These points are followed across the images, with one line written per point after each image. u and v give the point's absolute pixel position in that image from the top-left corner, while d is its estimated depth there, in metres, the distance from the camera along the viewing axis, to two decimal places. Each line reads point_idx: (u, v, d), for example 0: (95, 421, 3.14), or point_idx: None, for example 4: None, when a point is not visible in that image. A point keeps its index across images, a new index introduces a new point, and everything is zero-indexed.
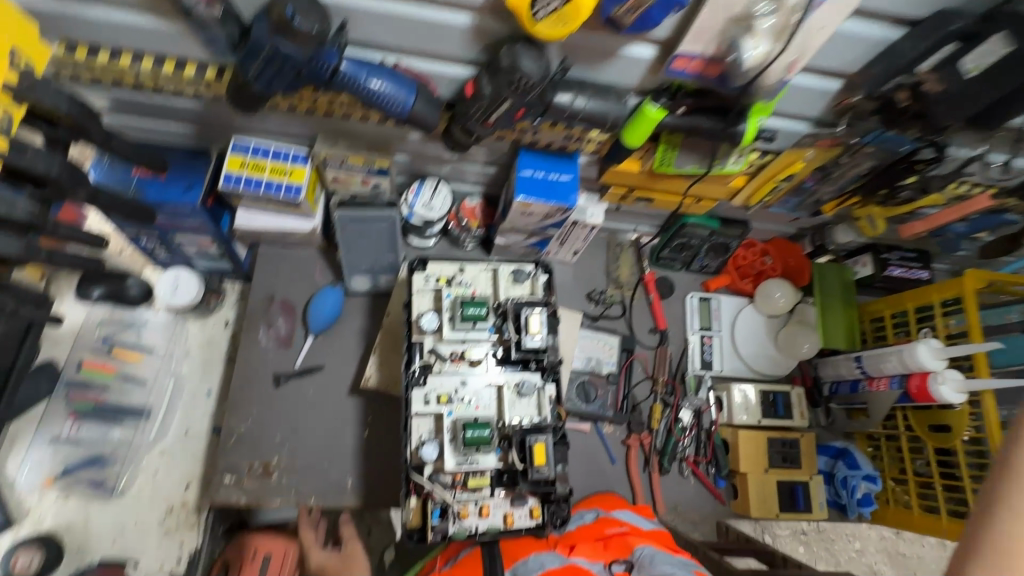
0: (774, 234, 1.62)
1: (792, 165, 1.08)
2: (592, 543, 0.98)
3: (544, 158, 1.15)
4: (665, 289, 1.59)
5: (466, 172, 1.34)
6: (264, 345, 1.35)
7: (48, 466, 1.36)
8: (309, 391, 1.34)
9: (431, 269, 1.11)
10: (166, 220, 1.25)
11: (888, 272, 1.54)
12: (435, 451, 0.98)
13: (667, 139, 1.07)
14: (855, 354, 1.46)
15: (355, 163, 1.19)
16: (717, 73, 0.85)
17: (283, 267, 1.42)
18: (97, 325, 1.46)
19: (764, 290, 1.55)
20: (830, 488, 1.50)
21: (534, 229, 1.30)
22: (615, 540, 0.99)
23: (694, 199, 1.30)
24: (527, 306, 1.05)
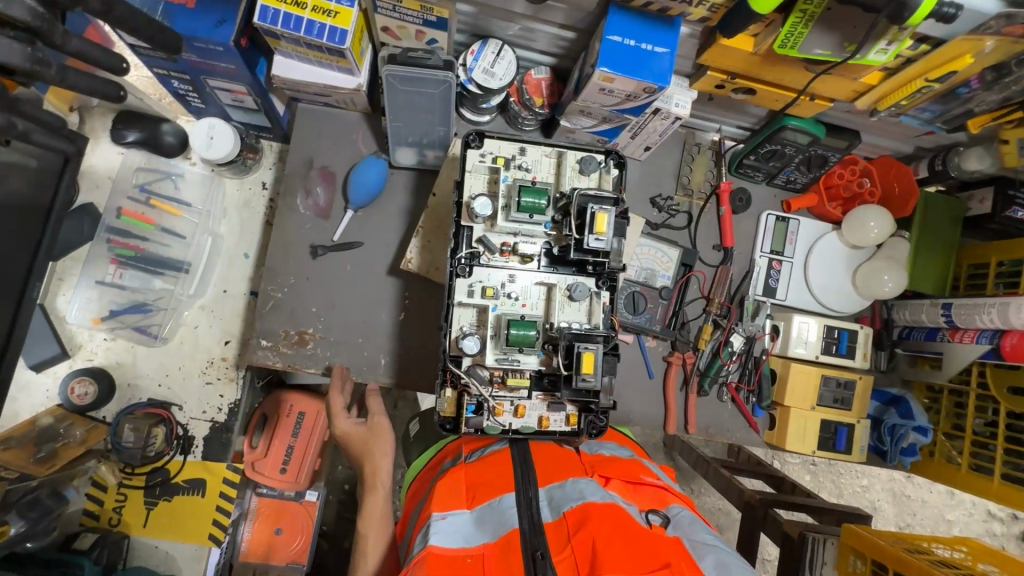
0: (881, 153, 1.38)
1: (959, 60, 0.87)
2: (628, 480, 0.86)
3: (638, 23, 0.94)
4: (739, 202, 1.41)
5: (538, 35, 1.13)
6: (302, 213, 1.28)
7: (95, 307, 1.38)
8: (346, 267, 1.29)
9: (488, 147, 0.98)
10: (198, 60, 1.12)
11: (1009, 213, 1.32)
12: (476, 345, 0.92)
13: (802, 9, 0.84)
14: (944, 301, 1.30)
15: (410, 8, 1.01)
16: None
17: (323, 129, 1.30)
18: (134, 172, 1.41)
19: (857, 217, 1.35)
20: (874, 433, 1.42)
21: (608, 113, 1.12)
22: (650, 487, 0.86)
23: (807, 95, 1.07)
24: (594, 202, 0.92)
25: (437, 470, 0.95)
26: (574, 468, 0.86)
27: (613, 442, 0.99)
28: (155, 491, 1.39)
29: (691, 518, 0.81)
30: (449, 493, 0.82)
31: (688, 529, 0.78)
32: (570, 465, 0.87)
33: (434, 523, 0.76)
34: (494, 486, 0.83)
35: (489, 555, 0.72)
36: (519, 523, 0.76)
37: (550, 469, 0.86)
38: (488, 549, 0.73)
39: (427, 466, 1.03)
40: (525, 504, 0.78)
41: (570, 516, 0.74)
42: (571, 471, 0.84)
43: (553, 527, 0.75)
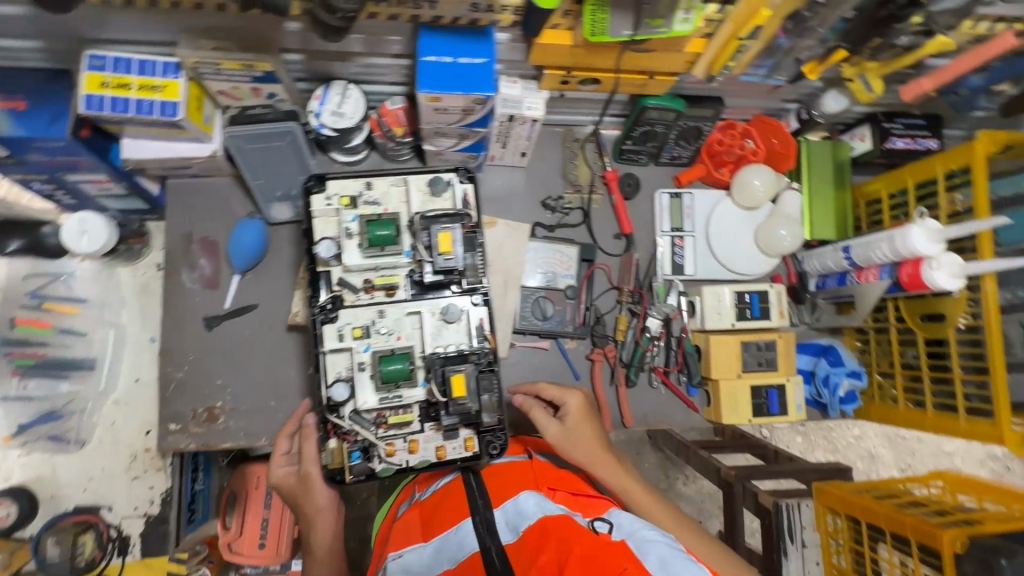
0: (756, 113, 1.39)
1: (754, 17, 0.88)
2: (570, 490, 0.82)
3: (452, 39, 0.94)
4: (629, 188, 1.41)
5: (379, 68, 1.13)
6: (189, 288, 1.26)
7: (4, 424, 1.35)
8: (244, 332, 1.26)
9: (332, 188, 0.96)
10: (45, 159, 1.10)
11: (889, 145, 1.33)
12: (348, 390, 0.91)
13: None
14: (843, 245, 1.30)
15: (232, 69, 0.99)
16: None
17: (198, 201, 1.29)
18: (22, 280, 1.38)
19: (741, 179, 1.36)
20: (811, 387, 1.41)
21: (461, 130, 1.12)
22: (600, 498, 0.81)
23: (644, 75, 1.09)
24: (437, 223, 0.92)
25: (396, 515, 0.93)
26: (524, 484, 0.83)
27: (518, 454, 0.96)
28: None
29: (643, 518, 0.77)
30: (408, 535, 0.82)
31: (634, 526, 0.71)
32: (520, 482, 0.83)
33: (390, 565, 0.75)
34: (451, 517, 0.79)
35: None
36: (478, 547, 0.70)
37: (504, 492, 0.82)
38: None
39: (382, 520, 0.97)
40: (482, 529, 0.73)
41: (529, 534, 0.69)
42: (520, 487, 0.81)
43: (514, 549, 0.69)
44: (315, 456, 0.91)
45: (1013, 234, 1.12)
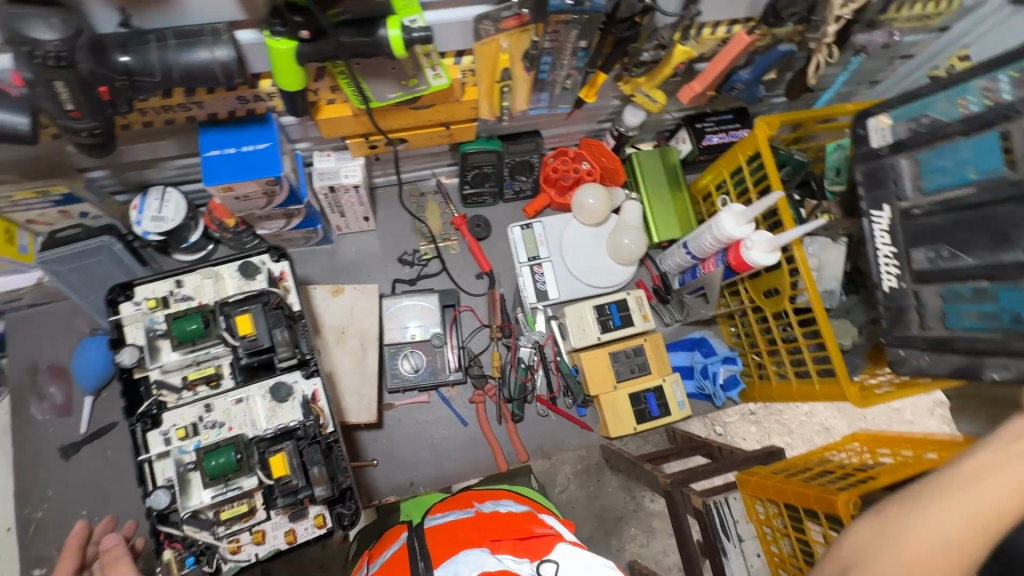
0: (581, 137, 1.46)
1: (497, 60, 0.94)
2: (517, 535, 0.90)
3: (231, 131, 0.98)
4: (480, 229, 1.46)
5: (191, 167, 1.16)
6: (41, 420, 1.22)
7: None
8: (106, 453, 1.21)
9: (140, 293, 0.96)
10: None
11: (705, 143, 1.41)
12: (171, 496, 0.86)
13: (337, 71, 0.89)
14: (683, 241, 1.37)
15: (28, 198, 1.02)
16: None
17: (40, 330, 1.26)
18: None
19: (579, 200, 1.41)
20: (695, 380, 1.46)
21: (281, 211, 1.16)
22: (538, 537, 0.90)
23: (442, 126, 1.15)
24: (239, 306, 0.93)
25: None
26: (470, 540, 0.89)
27: (459, 506, 1.03)
28: None
29: (580, 547, 0.89)
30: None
31: (579, 559, 0.84)
32: (465, 538, 0.90)
33: None
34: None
35: None
36: None
37: (444, 547, 0.88)
38: None
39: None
40: None
41: None
42: (463, 545, 0.87)
43: None
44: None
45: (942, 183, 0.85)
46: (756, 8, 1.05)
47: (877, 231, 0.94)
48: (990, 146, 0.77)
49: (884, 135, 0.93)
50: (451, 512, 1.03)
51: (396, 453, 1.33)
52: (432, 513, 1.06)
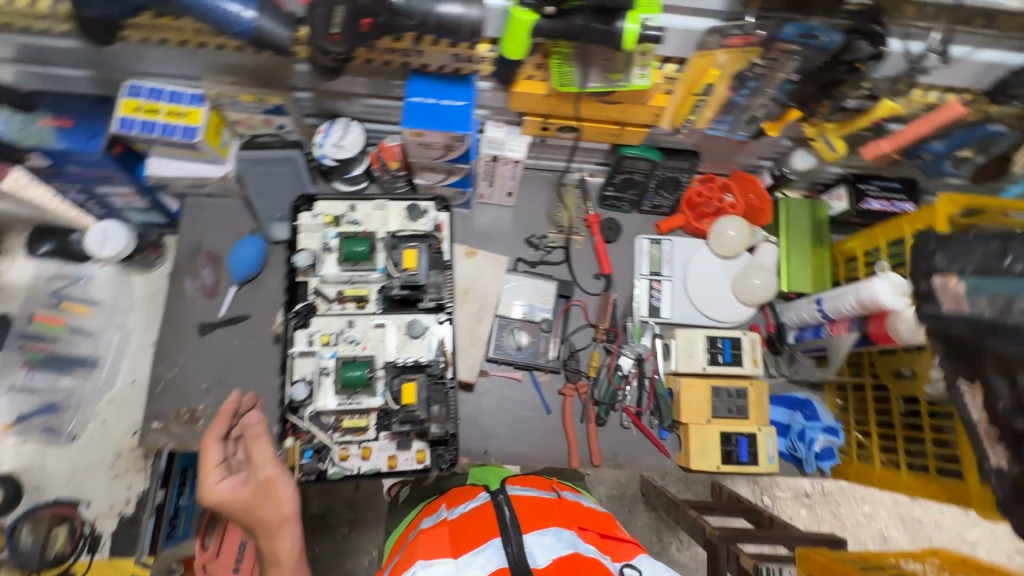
0: (735, 169, 1.44)
1: (706, 74, 0.96)
2: (599, 532, 0.97)
3: (437, 84, 1.06)
4: (611, 232, 1.48)
5: (379, 107, 1.25)
6: (190, 295, 1.37)
7: (6, 413, 1.43)
8: (233, 340, 1.34)
9: (319, 207, 1.05)
10: (81, 171, 1.26)
11: (864, 206, 1.36)
12: (307, 391, 0.96)
13: (557, 52, 0.96)
14: (817, 297, 1.33)
15: (247, 101, 1.14)
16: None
17: (208, 217, 1.41)
18: (47, 281, 1.50)
19: (716, 229, 1.41)
20: (788, 440, 1.41)
21: (447, 166, 1.24)
22: (620, 541, 0.96)
23: (617, 125, 1.19)
24: (405, 241, 1.00)
25: (415, 530, 1.04)
26: (558, 521, 0.95)
27: (540, 485, 1.09)
28: None
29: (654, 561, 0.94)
30: (435, 546, 0.92)
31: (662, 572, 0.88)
32: (553, 517, 0.96)
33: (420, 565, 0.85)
34: (482, 533, 0.92)
35: None
36: (507, 562, 0.84)
37: (533, 518, 0.95)
38: None
39: (405, 528, 1.09)
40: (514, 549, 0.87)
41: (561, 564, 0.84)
42: (553, 522, 0.94)
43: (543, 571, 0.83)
44: (272, 458, 0.87)
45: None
46: (981, 82, 1.00)
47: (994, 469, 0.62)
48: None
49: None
50: (531, 488, 1.08)
51: (476, 419, 1.38)
52: (511, 484, 1.11)
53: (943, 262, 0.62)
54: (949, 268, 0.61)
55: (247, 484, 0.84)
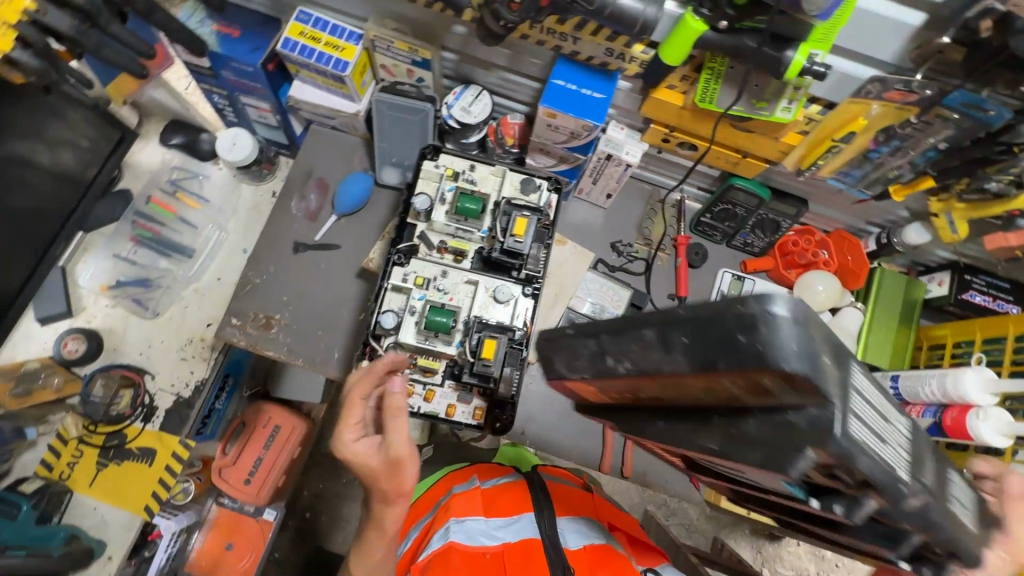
0: (837, 228, 1.43)
1: (853, 121, 0.96)
2: (624, 533, 1.03)
3: (582, 73, 1.11)
4: (696, 257, 1.48)
5: (512, 83, 1.30)
6: (294, 214, 1.45)
7: (106, 276, 1.57)
8: (320, 265, 1.42)
9: (443, 159, 1.12)
10: (233, 78, 1.37)
11: (964, 296, 1.32)
12: (394, 321, 1.01)
13: (710, 66, 0.97)
14: (893, 374, 1.31)
15: (400, 48, 1.21)
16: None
17: (326, 147, 1.50)
18: (170, 170, 1.64)
19: (805, 282, 1.37)
20: None
21: (563, 152, 1.28)
22: (646, 548, 1.01)
23: (739, 153, 1.19)
24: (518, 209, 1.05)
25: (446, 488, 1.04)
26: (585, 511, 1.02)
27: (565, 475, 1.16)
28: (108, 453, 1.44)
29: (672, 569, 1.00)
30: (469, 506, 0.95)
31: None
32: (581, 506, 1.03)
33: (454, 523, 0.91)
34: (516, 505, 0.97)
35: (507, 554, 0.87)
36: (540, 535, 0.91)
37: (566, 503, 1.02)
38: (507, 548, 0.88)
39: (432, 485, 1.09)
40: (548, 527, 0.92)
41: (589, 551, 0.91)
42: (582, 511, 1.01)
43: (574, 553, 0.90)
44: (408, 438, 0.85)
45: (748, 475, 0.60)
46: None
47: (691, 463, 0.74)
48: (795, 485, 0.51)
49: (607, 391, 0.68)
50: (559, 476, 1.15)
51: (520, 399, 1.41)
52: (543, 469, 1.17)
53: (564, 370, 0.68)
54: (572, 375, 0.66)
55: (379, 452, 0.86)
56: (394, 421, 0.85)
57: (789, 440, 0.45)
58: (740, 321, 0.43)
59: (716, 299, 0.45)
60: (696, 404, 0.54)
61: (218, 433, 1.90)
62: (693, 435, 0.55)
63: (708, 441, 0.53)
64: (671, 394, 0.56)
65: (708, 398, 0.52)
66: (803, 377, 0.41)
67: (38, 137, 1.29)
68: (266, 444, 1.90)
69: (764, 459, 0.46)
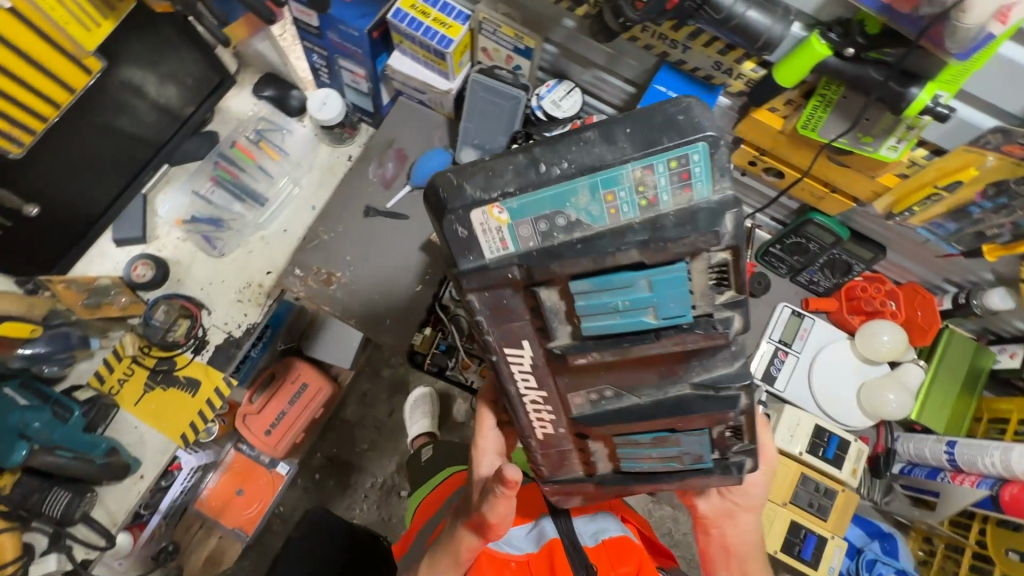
0: (910, 280, 1.38)
1: (962, 170, 0.94)
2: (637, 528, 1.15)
3: (685, 83, 1.10)
4: (757, 286, 1.41)
5: (606, 84, 1.31)
6: (370, 179, 1.48)
7: (182, 210, 1.63)
8: (387, 232, 1.45)
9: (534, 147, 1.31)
10: (337, 40, 1.41)
11: None
12: None
13: (821, 94, 0.94)
14: (950, 439, 1.26)
15: (506, 34, 1.24)
16: (909, 10, 0.73)
17: (410, 120, 1.53)
18: (257, 120, 1.69)
19: (868, 331, 1.34)
20: (851, 562, 1.35)
21: None
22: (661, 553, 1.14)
23: (826, 187, 1.17)
24: None
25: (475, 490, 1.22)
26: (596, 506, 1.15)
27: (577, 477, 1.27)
28: (156, 377, 1.50)
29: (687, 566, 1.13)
30: None
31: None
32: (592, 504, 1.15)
33: None
34: (531, 508, 1.12)
35: (532, 559, 1.03)
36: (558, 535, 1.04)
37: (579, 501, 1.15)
38: (530, 556, 1.04)
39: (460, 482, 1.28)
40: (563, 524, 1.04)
41: (606, 544, 1.02)
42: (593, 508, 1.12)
43: (593, 550, 1.02)
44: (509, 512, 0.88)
45: (609, 322, 0.68)
46: None
47: (518, 370, 0.80)
48: (679, 277, 0.64)
49: (502, 239, 0.68)
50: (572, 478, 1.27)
51: None
52: None
53: (481, 194, 0.67)
54: (491, 196, 0.66)
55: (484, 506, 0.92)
56: (505, 498, 0.86)
57: (704, 211, 0.62)
58: (678, 110, 0.61)
59: (657, 103, 0.62)
60: (612, 223, 0.64)
61: (247, 380, 1.90)
62: (598, 242, 0.64)
63: (625, 250, 0.63)
64: (593, 212, 0.64)
65: (629, 211, 0.63)
66: (721, 144, 0.61)
67: (153, 67, 1.36)
68: (292, 399, 1.93)
69: (694, 227, 0.61)
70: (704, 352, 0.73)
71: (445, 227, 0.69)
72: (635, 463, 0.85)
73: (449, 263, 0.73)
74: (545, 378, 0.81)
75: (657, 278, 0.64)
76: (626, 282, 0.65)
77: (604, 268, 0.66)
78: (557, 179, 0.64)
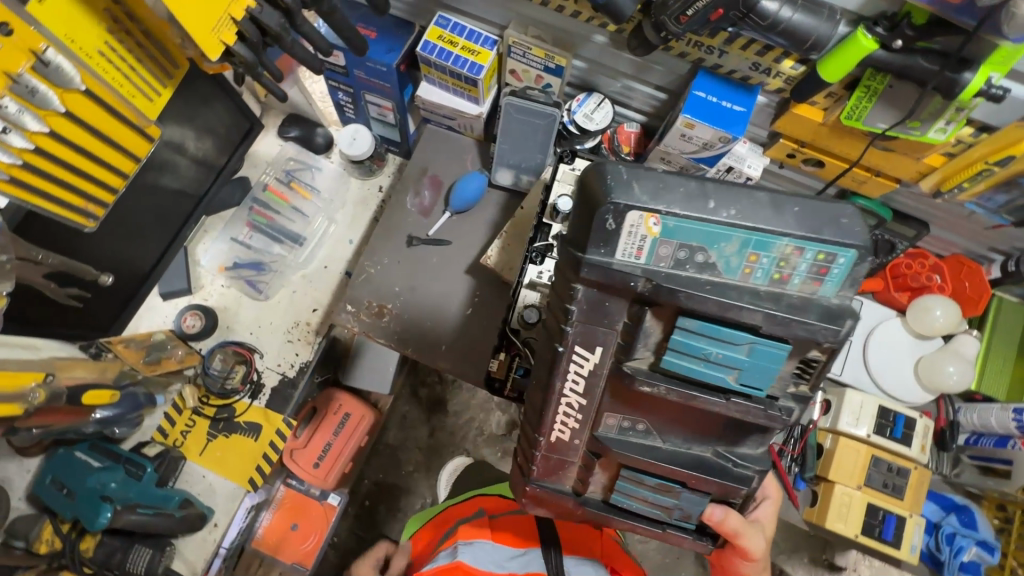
0: (954, 252, 1.39)
1: (1011, 144, 0.96)
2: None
3: (721, 86, 1.12)
4: None
5: (635, 92, 1.33)
6: (409, 209, 1.50)
7: (223, 257, 1.65)
8: (431, 259, 1.47)
9: (577, 163, 1.32)
10: (364, 77, 1.43)
11: None
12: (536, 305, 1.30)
13: (866, 84, 0.96)
14: (1016, 406, 1.28)
15: (537, 55, 1.26)
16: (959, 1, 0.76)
17: (441, 148, 1.55)
18: (286, 160, 1.71)
19: (921, 307, 1.35)
20: (930, 539, 1.39)
21: (687, 162, 1.30)
22: None
23: (870, 173, 1.18)
24: None
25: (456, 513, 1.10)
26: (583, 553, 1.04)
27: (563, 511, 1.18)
28: (218, 425, 1.52)
29: None
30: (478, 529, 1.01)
31: None
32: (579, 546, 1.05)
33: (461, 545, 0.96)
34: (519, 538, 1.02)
35: None
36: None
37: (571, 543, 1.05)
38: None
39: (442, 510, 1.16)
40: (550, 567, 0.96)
41: None
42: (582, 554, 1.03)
43: None
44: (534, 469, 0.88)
45: (689, 364, 0.73)
46: None
47: (572, 372, 0.79)
48: (776, 356, 0.71)
49: (640, 248, 0.69)
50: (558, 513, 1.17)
51: None
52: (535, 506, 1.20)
53: (647, 200, 0.67)
54: (656, 207, 0.67)
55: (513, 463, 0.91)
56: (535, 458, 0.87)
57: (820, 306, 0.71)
58: (847, 211, 0.69)
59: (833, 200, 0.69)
60: (738, 278, 0.71)
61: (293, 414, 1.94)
62: (722, 288, 0.70)
63: (751, 311, 0.70)
64: (728, 258, 0.70)
65: (760, 277, 0.70)
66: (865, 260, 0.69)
67: (190, 122, 1.39)
68: (336, 430, 1.94)
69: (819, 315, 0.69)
70: (747, 431, 0.80)
71: (598, 214, 0.68)
72: (624, 499, 0.86)
73: (574, 247, 0.72)
74: (596, 391, 0.80)
75: (759, 347, 0.71)
76: (732, 338, 0.71)
77: (716, 316, 0.71)
78: (722, 222, 0.68)
